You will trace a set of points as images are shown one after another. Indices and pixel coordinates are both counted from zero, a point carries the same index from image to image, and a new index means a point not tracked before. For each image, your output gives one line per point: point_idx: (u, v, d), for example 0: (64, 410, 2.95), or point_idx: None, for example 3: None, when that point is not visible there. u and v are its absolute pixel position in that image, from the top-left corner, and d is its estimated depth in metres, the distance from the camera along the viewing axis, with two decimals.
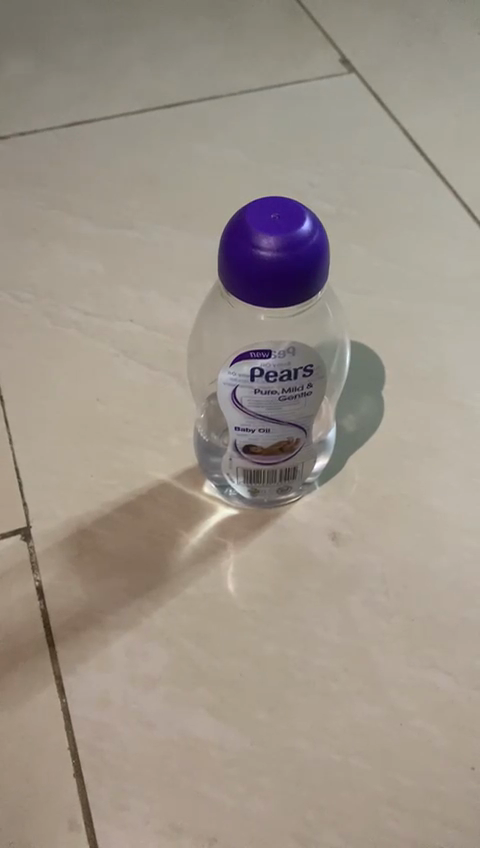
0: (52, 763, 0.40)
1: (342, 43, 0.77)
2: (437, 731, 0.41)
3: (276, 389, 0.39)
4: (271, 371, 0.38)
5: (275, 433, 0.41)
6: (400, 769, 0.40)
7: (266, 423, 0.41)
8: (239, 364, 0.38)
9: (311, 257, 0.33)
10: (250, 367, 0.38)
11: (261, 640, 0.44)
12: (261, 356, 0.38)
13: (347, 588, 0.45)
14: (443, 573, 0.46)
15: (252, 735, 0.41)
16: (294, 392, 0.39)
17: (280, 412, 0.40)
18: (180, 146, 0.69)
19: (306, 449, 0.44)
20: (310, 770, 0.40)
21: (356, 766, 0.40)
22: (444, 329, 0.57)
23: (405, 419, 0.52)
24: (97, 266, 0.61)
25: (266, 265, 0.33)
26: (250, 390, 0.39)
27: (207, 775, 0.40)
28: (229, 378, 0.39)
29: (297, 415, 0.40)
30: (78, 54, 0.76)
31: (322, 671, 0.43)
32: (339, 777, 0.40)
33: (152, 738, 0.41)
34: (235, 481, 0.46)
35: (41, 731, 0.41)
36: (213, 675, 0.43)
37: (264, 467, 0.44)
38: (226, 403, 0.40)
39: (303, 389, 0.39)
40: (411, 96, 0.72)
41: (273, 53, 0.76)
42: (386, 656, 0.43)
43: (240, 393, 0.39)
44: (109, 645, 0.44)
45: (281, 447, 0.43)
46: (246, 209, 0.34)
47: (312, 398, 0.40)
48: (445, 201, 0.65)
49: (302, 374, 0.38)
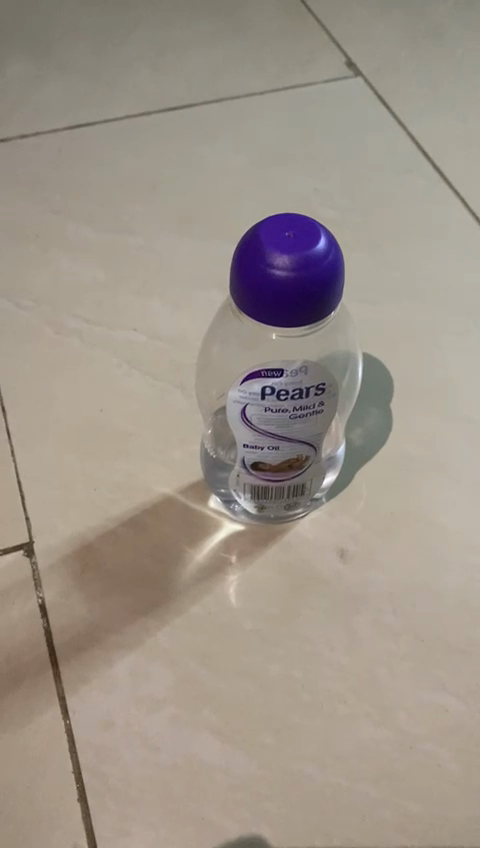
0: (55, 786, 0.39)
1: (347, 46, 0.76)
2: (446, 754, 0.40)
3: (287, 407, 0.38)
4: (283, 390, 0.37)
5: (285, 450, 0.40)
6: (408, 794, 0.39)
7: (276, 441, 0.40)
8: (250, 382, 0.37)
9: (326, 277, 0.32)
10: (261, 385, 0.37)
11: (267, 660, 0.43)
12: (272, 374, 0.37)
13: (355, 607, 0.45)
14: (452, 591, 0.45)
15: (259, 759, 0.40)
16: (305, 410, 0.38)
17: (290, 430, 0.39)
18: (184, 149, 0.68)
19: (315, 465, 0.43)
20: (318, 794, 0.39)
21: (364, 791, 0.39)
22: (451, 340, 0.56)
23: (413, 433, 0.52)
24: (100, 273, 0.60)
25: (281, 284, 0.32)
26: (261, 407, 0.38)
27: (212, 799, 0.39)
28: (239, 395, 0.38)
29: (307, 433, 0.40)
30: (81, 54, 0.75)
31: (329, 694, 0.42)
32: (348, 803, 0.39)
33: (156, 762, 0.40)
34: (242, 497, 0.45)
35: (44, 753, 0.40)
36: (219, 698, 0.42)
37: (273, 483, 0.43)
38: (235, 420, 0.39)
39: (314, 407, 0.38)
40: (417, 100, 0.72)
41: (277, 54, 0.75)
42: (395, 678, 0.43)
43: (250, 410, 0.38)
44: (113, 665, 0.43)
45: (290, 464, 0.42)
46: (260, 225, 0.33)
47: (324, 415, 0.39)
48: (453, 209, 0.64)
49: (313, 392, 0.37)
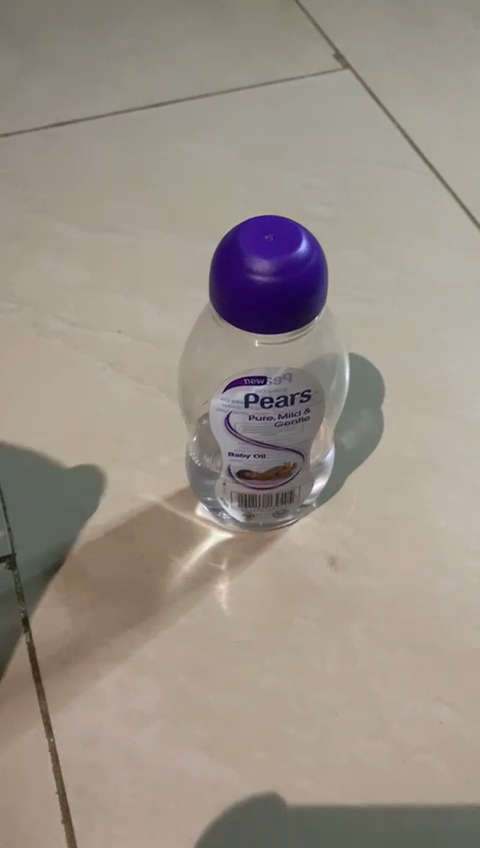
0: (40, 807, 0.38)
1: (336, 37, 0.74)
2: (443, 767, 0.39)
3: (271, 414, 0.37)
4: (267, 397, 0.36)
5: (271, 459, 0.39)
6: (403, 809, 0.38)
7: (262, 449, 0.39)
8: (233, 390, 0.36)
9: (308, 282, 0.31)
10: (244, 393, 0.36)
11: (257, 672, 0.42)
12: (255, 381, 0.36)
13: (348, 615, 0.44)
14: (446, 598, 0.44)
15: (250, 775, 0.39)
16: (291, 417, 0.37)
17: (276, 438, 0.38)
18: (170, 145, 0.66)
19: (303, 473, 0.42)
20: (311, 811, 0.38)
21: (358, 807, 0.38)
22: (444, 338, 0.55)
23: (405, 434, 0.50)
24: (84, 273, 0.58)
25: (261, 290, 0.31)
26: (244, 416, 0.37)
27: (202, 818, 0.38)
28: (222, 403, 0.37)
29: (294, 440, 0.38)
30: (64, 49, 0.74)
31: (322, 706, 0.41)
32: (341, 819, 0.38)
33: (144, 780, 0.39)
34: (229, 505, 0.44)
35: (28, 773, 0.39)
36: (208, 711, 0.41)
37: (260, 492, 0.42)
38: (218, 429, 0.38)
39: (300, 414, 0.37)
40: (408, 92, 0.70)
41: (265, 46, 0.74)
42: (389, 688, 0.41)
43: (233, 419, 0.37)
44: (99, 680, 0.42)
45: (277, 472, 0.41)
46: (239, 229, 0.32)
47: (311, 423, 0.38)
48: (445, 203, 0.62)
49: (299, 399, 0.36)
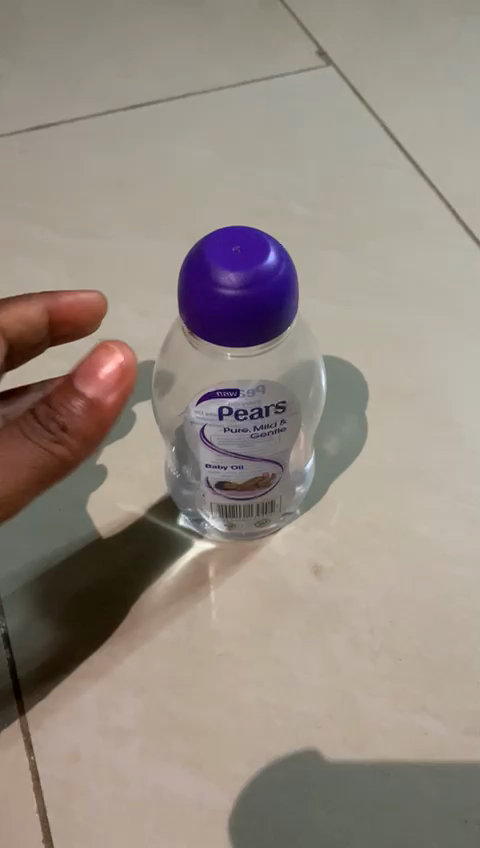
0: (21, 826, 0.38)
1: (319, 33, 0.73)
2: (427, 778, 0.39)
3: (247, 426, 0.36)
4: (241, 409, 0.35)
5: (249, 470, 0.39)
6: (387, 822, 0.38)
7: (239, 462, 0.38)
8: (206, 403, 0.35)
9: (276, 295, 0.31)
10: (217, 406, 0.35)
11: (240, 685, 0.41)
12: (228, 393, 0.35)
13: (331, 625, 0.43)
14: (430, 605, 0.44)
15: (232, 790, 0.39)
16: (267, 428, 0.36)
17: (253, 450, 0.37)
18: (151, 147, 0.65)
19: (283, 483, 0.41)
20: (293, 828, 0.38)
21: (342, 821, 0.38)
22: (428, 340, 0.54)
23: (389, 439, 0.50)
24: (64, 279, 0.58)
25: (228, 303, 0.30)
26: (220, 428, 0.36)
27: (183, 835, 0.38)
28: (196, 416, 0.36)
29: (271, 451, 0.38)
30: (43, 50, 0.73)
31: (305, 718, 0.40)
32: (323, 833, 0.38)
33: (124, 797, 0.39)
34: (210, 516, 0.44)
35: (8, 793, 0.39)
36: (190, 726, 0.40)
37: (240, 503, 0.41)
38: (194, 442, 0.37)
39: (276, 425, 0.37)
40: (392, 88, 0.69)
41: (246, 44, 0.73)
42: (373, 699, 0.41)
43: (209, 431, 0.36)
44: (79, 696, 0.41)
45: (256, 483, 0.40)
46: (206, 241, 0.31)
47: (287, 433, 0.38)
48: (429, 201, 0.62)
49: (274, 410, 0.36)
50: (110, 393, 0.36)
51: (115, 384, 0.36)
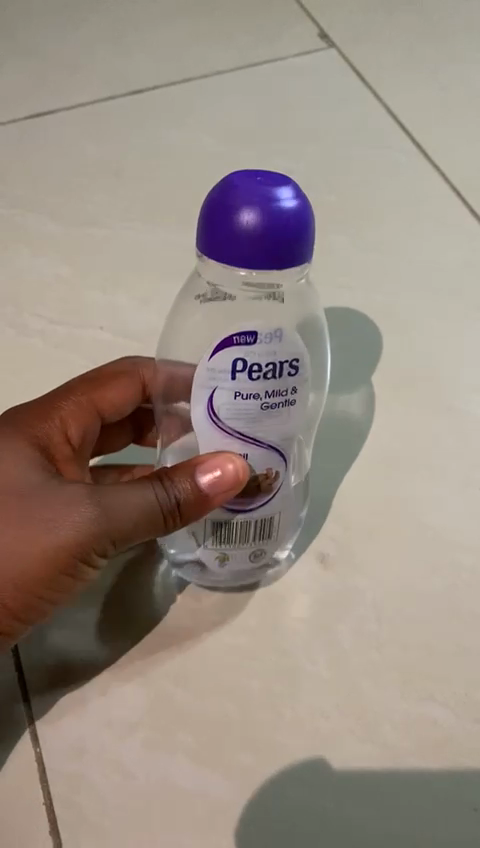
0: (26, 819, 0.38)
1: (321, 15, 0.72)
2: (437, 772, 0.39)
3: (258, 391, 0.35)
4: (256, 363, 0.34)
5: (254, 460, 0.37)
6: (398, 815, 0.37)
7: (245, 442, 0.36)
8: (221, 352, 0.34)
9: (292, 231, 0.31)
10: (232, 356, 0.34)
11: (244, 677, 0.41)
12: (245, 339, 0.34)
13: (337, 616, 0.43)
14: (439, 594, 0.43)
15: (238, 784, 0.38)
16: (278, 396, 0.35)
17: (261, 426, 0.36)
18: (150, 134, 0.64)
19: (285, 491, 0.39)
20: (298, 823, 0.37)
21: (353, 817, 0.37)
22: (434, 326, 0.54)
23: (394, 424, 0.49)
24: (62, 271, 0.57)
25: (243, 242, 0.31)
26: (230, 392, 0.35)
27: (187, 826, 0.37)
28: (206, 378, 0.35)
29: (277, 432, 0.36)
30: (39, 36, 0.71)
31: (313, 710, 0.40)
32: (328, 827, 0.37)
33: (129, 788, 0.38)
34: (202, 546, 0.41)
35: (11, 784, 0.39)
36: (194, 717, 0.40)
37: (239, 517, 0.39)
38: (199, 418, 0.36)
39: (287, 395, 0.36)
40: (395, 70, 0.68)
41: (248, 28, 0.72)
42: (381, 690, 0.41)
43: (218, 399, 0.35)
44: (80, 687, 0.41)
45: (258, 485, 0.38)
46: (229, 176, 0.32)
47: (297, 408, 0.36)
48: (432, 183, 0.61)
49: (287, 370, 0.35)
50: (218, 494, 0.36)
51: (227, 488, 0.36)
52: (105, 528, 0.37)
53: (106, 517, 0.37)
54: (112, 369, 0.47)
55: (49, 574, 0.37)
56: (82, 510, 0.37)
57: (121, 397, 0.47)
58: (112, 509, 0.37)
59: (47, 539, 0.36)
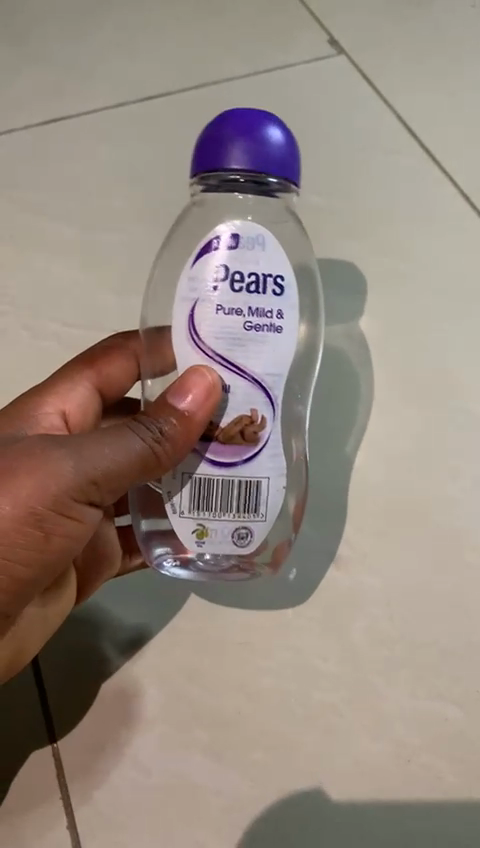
0: (47, 801, 0.46)
1: (330, 17, 0.67)
2: (435, 756, 0.46)
3: (241, 303, 0.37)
4: (237, 271, 0.37)
5: (237, 393, 0.37)
6: (397, 781, 0.46)
7: (230, 370, 0.37)
8: (203, 260, 0.37)
9: (276, 163, 0.37)
10: (213, 263, 0.37)
11: (258, 676, 0.47)
12: (227, 242, 0.37)
13: (351, 614, 0.48)
14: (446, 596, 0.49)
15: (251, 777, 0.46)
16: (260, 312, 0.37)
17: (245, 348, 0.37)
18: (160, 140, 0.62)
19: (272, 449, 0.38)
20: (315, 799, 0.46)
21: (361, 793, 0.46)
22: (444, 336, 0.54)
23: (403, 428, 0.52)
24: (77, 273, 0.58)
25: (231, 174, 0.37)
26: (212, 305, 0.37)
27: (215, 823, 0.45)
28: (189, 292, 0.37)
29: (263, 360, 0.37)
30: (41, 22, 0.68)
31: (326, 706, 0.47)
32: (340, 795, 0.46)
33: (150, 784, 0.46)
34: (179, 518, 0.38)
35: (38, 776, 0.46)
36: (205, 712, 0.47)
37: (219, 477, 0.38)
38: (182, 340, 0.37)
39: (271, 316, 0.37)
40: (407, 71, 0.64)
41: (254, 31, 0.67)
42: (390, 686, 0.47)
43: (200, 312, 0.37)
44: (106, 690, 0.48)
45: (242, 433, 0.37)
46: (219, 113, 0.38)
47: (283, 337, 0.38)
48: (443, 187, 0.59)
49: (271, 286, 0.37)
50: (197, 409, 0.36)
51: (205, 403, 0.36)
52: (87, 473, 0.36)
53: (86, 463, 0.36)
54: (108, 351, 0.49)
55: (28, 530, 0.36)
56: (57, 457, 0.36)
57: (118, 376, 0.49)
58: (90, 453, 0.36)
59: (24, 491, 0.35)
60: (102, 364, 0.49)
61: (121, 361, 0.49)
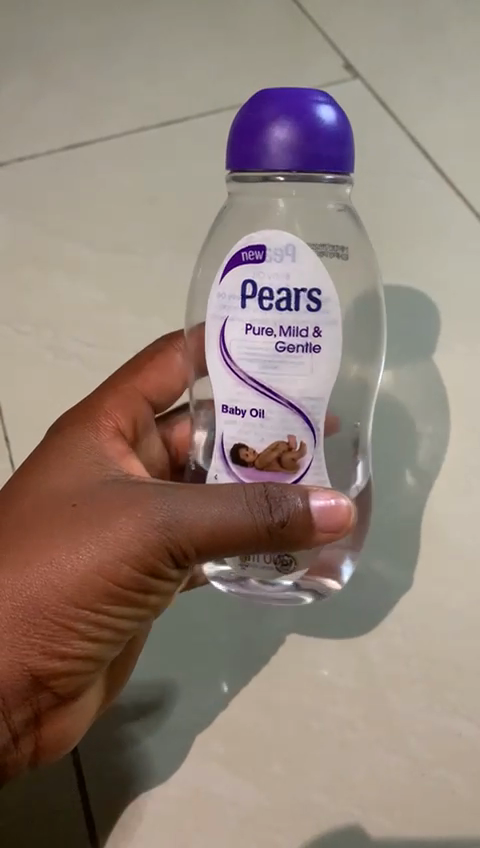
0: (69, 808, 0.49)
1: (343, 41, 0.67)
2: (446, 770, 0.48)
3: (273, 324, 0.35)
4: (266, 286, 0.35)
5: (273, 417, 0.36)
6: (408, 795, 0.48)
7: (263, 394, 0.36)
8: (233, 274, 0.36)
9: (325, 158, 0.35)
10: (243, 278, 0.36)
11: (276, 691, 0.49)
12: (255, 254, 0.36)
13: (366, 632, 0.50)
14: (461, 614, 0.50)
15: (268, 790, 0.48)
16: (295, 332, 0.35)
17: (278, 371, 0.36)
18: (179, 167, 0.63)
19: (315, 471, 0.37)
20: (332, 809, 0.48)
21: (374, 804, 0.48)
22: (459, 359, 0.55)
23: (418, 448, 0.53)
24: (99, 296, 0.60)
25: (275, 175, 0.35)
26: (241, 324, 0.36)
27: (233, 832, 0.48)
28: (218, 309, 0.37)
29: (301, 384, 0.36)
30: (65, 44, 0.69)
31: (341, 723, 0.49)
32: (355, 805, 0.48)
33: (170, 794, 0.49)
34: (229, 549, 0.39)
35: (60, 786, 0.49)
36: (226, 728, 0.49)
37: None
38: (214, 362, 0.37)
39: (307, 337, 0.35)
40: (425, 92, 0.64)
41: (270, 55, 0.67)
42: (405, 702, 0.49)
43: (229, 332, 0.36)
44: (128, 703, 0.50)
45: (279, 460, 0.36)
46: (257, 104, 0.35)
47: (322, 358, 0.36)
48: (458, 209, 0.60)
49: (304, 302, 0.35)
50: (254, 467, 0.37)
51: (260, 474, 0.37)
52: (170, 536, 0.35)
53: (185, 528, 0.35)
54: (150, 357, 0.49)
55: (116, 586, 0.36)
56: (147, 521, 0.35)
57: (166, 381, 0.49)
58: (150, 527, 0.35)
59: (114, 547, 0.35)
60: (144, 372, 0.48)
61: (162, 366, 0.49)
